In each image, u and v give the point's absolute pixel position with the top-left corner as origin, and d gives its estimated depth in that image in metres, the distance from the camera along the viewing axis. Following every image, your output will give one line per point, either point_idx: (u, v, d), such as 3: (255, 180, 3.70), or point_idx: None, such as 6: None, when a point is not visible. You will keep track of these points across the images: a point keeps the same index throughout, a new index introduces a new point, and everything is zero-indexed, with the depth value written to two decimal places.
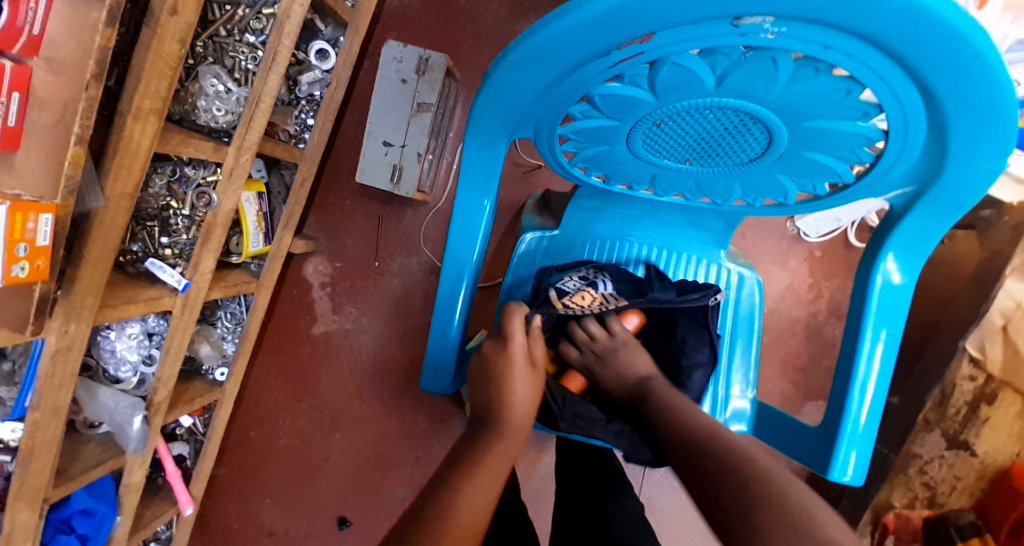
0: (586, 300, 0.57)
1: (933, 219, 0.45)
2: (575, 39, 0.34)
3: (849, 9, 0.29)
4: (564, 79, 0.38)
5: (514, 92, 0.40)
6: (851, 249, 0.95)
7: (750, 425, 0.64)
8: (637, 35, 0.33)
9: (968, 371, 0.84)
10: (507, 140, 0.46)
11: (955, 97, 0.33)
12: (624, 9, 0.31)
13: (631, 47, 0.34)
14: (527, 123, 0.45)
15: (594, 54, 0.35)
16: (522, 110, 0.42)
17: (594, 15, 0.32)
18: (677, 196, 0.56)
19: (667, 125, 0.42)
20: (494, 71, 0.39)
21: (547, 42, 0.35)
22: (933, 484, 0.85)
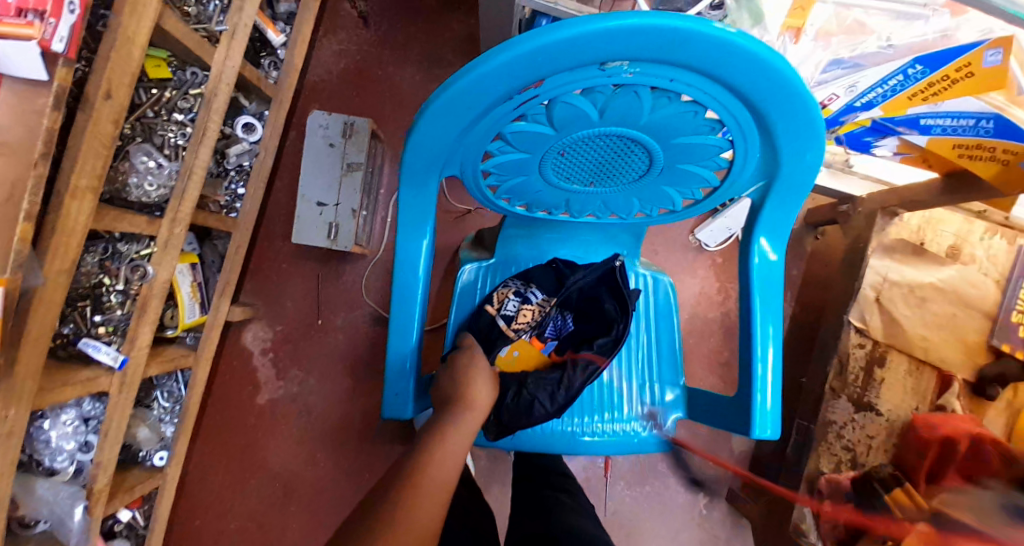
0: (529, 316, 0.65)
1: (785, 206, 0.56)
2: (483, 91, 0.42)
3: (680, 52, 0.38)
4: (479, 123, 0.46)
5: (437, 139, 0.47)
6: None
7: (683, 412, 0.72)
8: (531, 81, 0.41)
9: (857, 339, 0.97)
10: (436, 179, 0.52)
11: (773, 111, 0.44)
12: (517, 64, 0.39)
13: (530, 92, 0.43)
14: (452, 163, 0.52)
15: (501, 99, 0.43)
16: (447, 152, 0.49)
17: (494, 70, 0.40)
18: (590, 216, 0.65)
19: (569, 153, 0.51)
20: (418, 121, 0.46)
21: (460, 93, 0.42)
22: (852, 446, 0.95)
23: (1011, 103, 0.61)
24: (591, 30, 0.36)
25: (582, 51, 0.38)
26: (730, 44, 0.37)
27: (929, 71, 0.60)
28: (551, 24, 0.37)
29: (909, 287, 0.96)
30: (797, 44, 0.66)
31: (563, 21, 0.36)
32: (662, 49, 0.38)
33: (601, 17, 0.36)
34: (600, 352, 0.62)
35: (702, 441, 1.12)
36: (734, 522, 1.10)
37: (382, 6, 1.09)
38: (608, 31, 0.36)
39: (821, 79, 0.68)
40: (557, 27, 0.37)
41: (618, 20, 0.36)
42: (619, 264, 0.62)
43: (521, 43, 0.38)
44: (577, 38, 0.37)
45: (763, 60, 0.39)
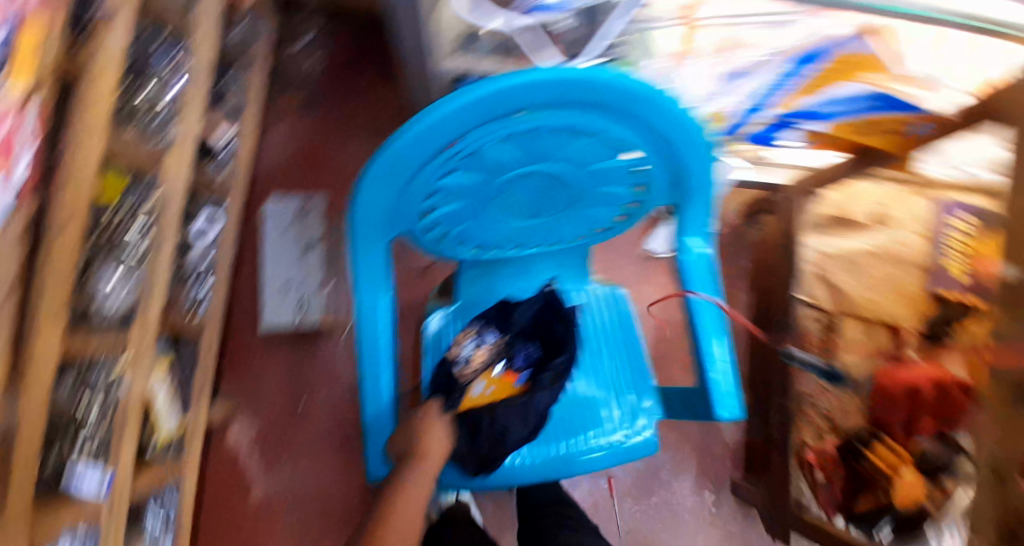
0: (481, 359, 0.69)
1: (703, 209, 0.62)
2: (410, 153, 0.46)
3: (577, 96, 0.44)
4: (413, 185, 0.51)
5: (376, 204, 0.51)
6: None
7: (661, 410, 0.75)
8: (452, 139, 0.46)
9: (811, 312, 1.08)
10: (385, 236, 0.56)
11: (669, 135, 0.50)
12: (436, 127, 0.44)
13: (453, 149, 0.48)
14: (396, 224, 0.56)
15: (429, 159, 0.48)
16: (391, 212, 0.53)
17: (419, 134, 0.44)
18: (535, 246, 0.70)
19: (501, 195, 0.56)
20: (359, 188, 0.49)
21: (392, 159, 0.46)
22: (830, 414, 1.02)
23: (886, 79, 0.70)
24: (492, 91, 0.42)
25: (493, 108, 0.43)
26: (618, 86, 0.44)
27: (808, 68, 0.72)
28: (458, 91, 0.42)
29: (845, 258, 1.09)
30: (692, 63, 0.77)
31: (467, 86, 0.42)
32: (561, 96, 0.44)
33: (499, 78, 0.41)
34: (559, 371, 0.68)
35: (696, 440, 1.16)
36: (743, 514, 1.13)
37: (316, 91, 1.16)
38: (507, 89, 0.42)
39: (723, 88, 0.79)
40: (466, 91, 0.42)
41: (519, 79, 0.41)
42: (553, 288, 0.72)
43: (439, 108, 0.42)
44: (482, 99, 0.42)
45: (647, 97, 0.45)
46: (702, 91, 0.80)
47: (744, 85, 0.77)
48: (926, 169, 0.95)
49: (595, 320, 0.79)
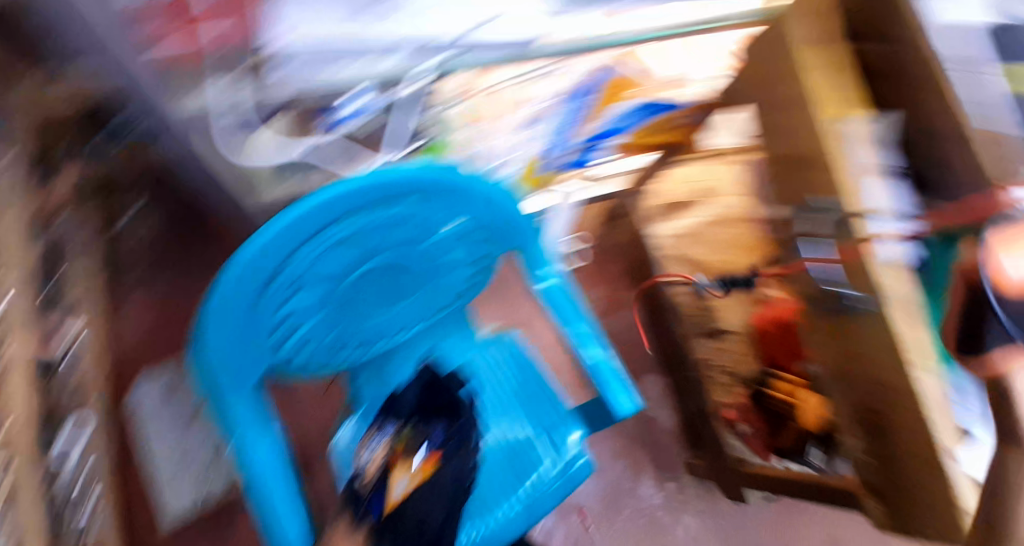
0: (378, 456, 0.78)
1: (532, 240, 0.76)
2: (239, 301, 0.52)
3: (372, 195, 0.54)
4: (258, 324, 0.56)
5: (228, 353, 0.54)
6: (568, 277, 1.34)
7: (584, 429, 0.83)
8: (275, 271, 0.53)
9: (681, 288, 1.19)
10: (254, 375, 0.60)
11: (468, 197, 0.63)
12: (256, 268, 0.50)
13: (282, 278, 0.54)
14: (259, 363, 0.60)
15: (263, 296, 0.54)
16: (247, 353, 0.57)
17: (243, 275, 0.50)
18: (405, 326, 0.80)
19: (351, 295, 0.65)
20: (203, 345, 0.52)
21: (228, 307, 0.50)
22: (728, 368, 1.14)
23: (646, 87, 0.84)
24: (291, 220, 0.50)
25: (302, 228, 0.52)
26: (402, 175, 0.55)
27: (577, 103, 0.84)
28: (259, 232, 0.49)
29: (688, 233, 1.16)
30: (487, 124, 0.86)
31: (267, 226, 0.49)
32: (358, 199, 0.54)
33: (291, 209, 0.50)
34: (458, 431, 0.81)
35: (642, 439, 1.29)
36: (700, 485, 1.26)
37: (160, 253, 1.15)
38: (302, 214, 0.50)
39: (521, 136, 0.90)
40: (271, 224, 0.49)
41: (315, 199, 0.50)
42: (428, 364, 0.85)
43: (253, 246, 0.49)
44: (285, 230, 0.50)
45: (422, 177, 0.56)
46: (505, 143, 0.92)
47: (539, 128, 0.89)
48: (717, 142, 1.07)
49: (491, 374, 0.91)
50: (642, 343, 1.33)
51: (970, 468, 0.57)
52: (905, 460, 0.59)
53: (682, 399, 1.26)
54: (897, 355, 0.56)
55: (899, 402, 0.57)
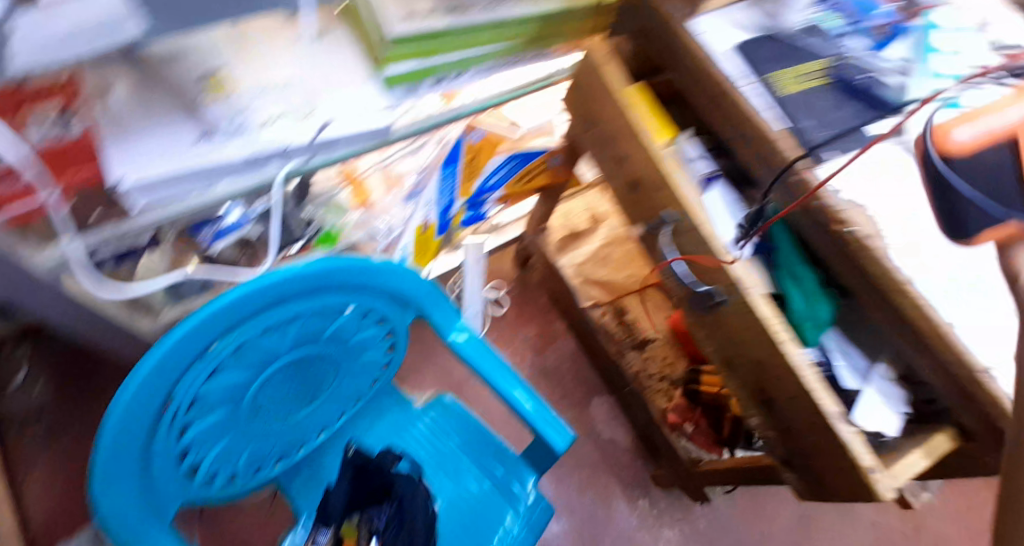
0: None
1: (438, 303, 0.77)
2: (125, 448, 0.52)
3: (246, 308, 0.56)
4: (152, 461, 0.56)
5: (127, 499, 0.54)
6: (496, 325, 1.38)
7: (536, 473, 0.87)
8: (157, 407, 0.53)
9: (598, 310, 1.27)
10: (161, 510, 0.60)
11: (353, 282, 0.65)
12: (131, 414, 0.50)
13: (166, 412, 0.55)
14: (164, 497, 0.60)
15: (151, 433, 0.54)
16: (147, 491, 0.57)
17: (123, 423, 0.50)
18: (331, 415, 0.80)
19: (256, 404, 0.65)
20: (98, 501, 0.51)
21: (113, 457, 0.50)
22: (661, 376, 1.20)
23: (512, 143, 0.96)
24: (156, 360, 0.50)
25: (178, 359, 0.52)
26: (273, 281, 0.56)
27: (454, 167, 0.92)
28: (127, 377, 0.49)
29: (592, 257, 1.28)
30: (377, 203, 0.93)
31: (132, 370, 0.49)
32: (231, 316, 0.55)
33: (158, 346, 0.50)
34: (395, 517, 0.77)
35: (605, 465, 1.29)
36: (669, 494, 1.28)
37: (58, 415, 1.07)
38: (173, 345, 0.51)
39: (410, 206, 0.95)
40: (141, 365, 0.49)
41: (183, 329, 0.51)
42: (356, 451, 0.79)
43: (126, 392, 0.49)
44: (155, 368, 0.50)
45: (294, 276, 0.58)
46: (396, 217, 0.96)
47: (423, 197, 0.93)
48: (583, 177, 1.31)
49: (427, 442, 0.91)
50: (581, 372, 1.37)
51: (856, 415, 0.63)
52: (804, 431, 0.62)
53: (630, 413, 1.29)
54: (770, 335, 0.60)
55: (782, 379, 0.61)
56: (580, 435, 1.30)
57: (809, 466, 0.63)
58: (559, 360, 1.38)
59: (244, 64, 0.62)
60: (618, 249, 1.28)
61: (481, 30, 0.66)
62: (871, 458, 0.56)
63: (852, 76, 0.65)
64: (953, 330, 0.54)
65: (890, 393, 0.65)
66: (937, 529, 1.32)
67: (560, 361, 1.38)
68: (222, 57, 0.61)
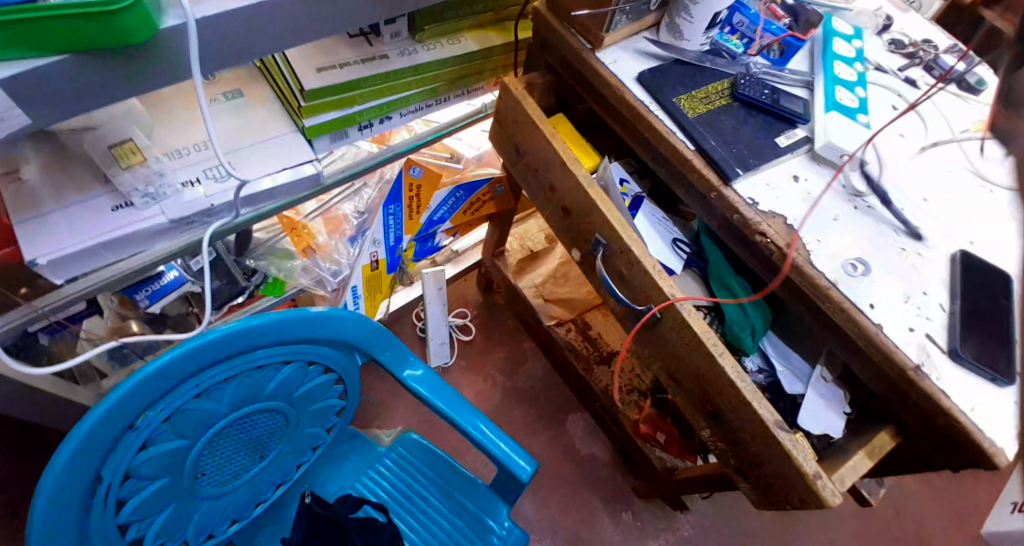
0: None
1: (386, 342, 0.77)
2: (54, 535, 0.50)
3: (174, 375, 0.55)
4: (87, 541, 0.55)
5: None
6: (464, 350, 1.38)
7: (508, 504, 0.87)
8: (87, 486, 0.52)
9: (562, 327, 1.26)
10: None
11: (291, 334, 0.64)
12: (57, 497, 0.49)
13: (98, 490, 0.53)
14: None
15: (82, 512, 0.53)
16: None
17: (46, 510, 0.48)
18: (290, 465, 0.79)
19: (200, 467, 0.64)
20: None
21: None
22: (631, 388, 1.20)
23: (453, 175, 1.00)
24: (78, 440, 0.49)
25: (103, 437, 0.51)
26: (200, 346, 0.55)
27: (397, 204, 0.93)
28: (47, 464, 0.48)
29: (552, 275, 1.29)
30: (322, 248, 0.95)
31: (53, 453, 0.48)
32: (159, 385, 0.54)
33: (78, 427, 0.49)
34: None
35: (585, 481, 1.27)
36: (651, 504, 1.27)
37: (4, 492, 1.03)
38: (96, 424, 0.50)
39: (354, 248, 0.98)
40: (60, 450, 0.48)
41: (105, 406, 0.50)
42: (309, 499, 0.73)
43: (45, 479, 0.48)
44: (77, 450, 0.49)
45: (223, 337, 0.57)
46: (343, 258, 0.97)
47: (367, 237, 0.95)
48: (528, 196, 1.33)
49: (393, 483, 0.90)
50: (554, 391, 1.37)
51: (800, 419, 0.63)
52: (750, 442, 0.60)
53: (604, 425, 1.28)
54: (706, 347, 0.59)
55: (724, 391, 0.60)
56: (557, 454, 1.30)
57: (761, 476, 0.62)
58: (531, 381, 1.38)
59: (149, 133, 0.63)
60: (573, 267, 1.29)
61: (397, 76, 0.72)
62: (815, 465, 0.54)
63: (757, 94, 0.68)
64: (879, 331, 0.54)
65: (831, 394, 0.66)
66: (916, 511, 1.34)
67: (532, 382, 1.37)
68: (132, 127, 0.62)
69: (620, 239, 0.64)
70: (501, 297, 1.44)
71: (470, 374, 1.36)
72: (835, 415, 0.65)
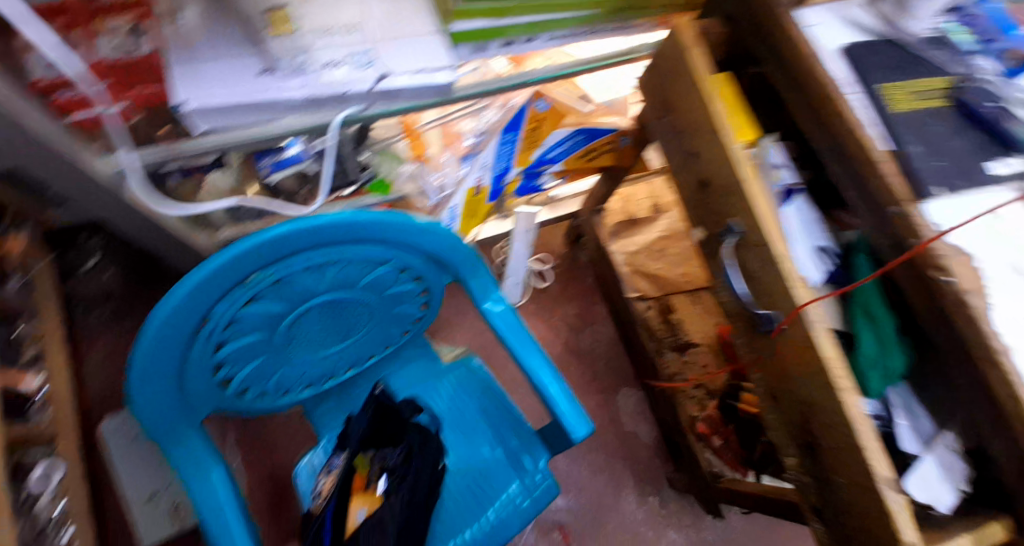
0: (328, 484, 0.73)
1: (476, 270, 0.76)
2: (163, 355, 0.56)
3: (288, 246, 0.56)
4: (188, 369, 0.60)
5: (159, 395, 0.59)
6: (536, 295, 1.37)
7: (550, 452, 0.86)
8: (195, 323, 0.56)
9: (643, 303, 1.21)
10: (192, 414, 0.66)
11: (397, 237, 0.64)
12: (169, 325, 0.53)
13: (204, 329, 0.57)
14: (198, 400, 0.66)
15: (188, 344, 0.58)
16: (180, 393, 0.62)
17: (160, 333, 0.53)
18: (363, 355, 0.83)
19: (291, 334, 0.68)
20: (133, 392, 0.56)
21: (149, 359, 0.54)
22: (700, 383, 1.13)
23: (584, 117, 0.91)
24: (196, 281, 0.51)
25: (217, 284, 0.54)
26: (315, 226, 0.56)
27: (516, 132, 0.88)
28: (167, 294, 0.51)
29: (647, 248, 1.22)
30: (431, 160, 0.95)
31: (174, 286, 0.51)
32: (273, 251, 0.56)
33: (198, 270, 0.52)
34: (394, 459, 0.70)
35: (621, 454, 1.26)
36: (684, 498, 1.25)
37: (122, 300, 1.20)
38: (212, 272, 0.52)
39: (461, 170, 0.95)
40: (181, 285, 0.52)
41: (224, 258, 0.52)
42: (378, 389, 0.74)
43: (164, 307, 0.51)
44: (193, 290, 0.52)
45: (338, 223, 0.57)
46: (450, 174, 0.96)
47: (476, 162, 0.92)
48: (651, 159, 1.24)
49: (448, 401, 0.92)
50: (615, 360, 1.34)
51: (905, 483, 0.57)
52: (842, 487, 0.54)
53: (657, 409, 1.24)
54: (828, 376, 0.52)
55: (830, 424, 0.54)
56: (602, 420, 1.28)
57: (843, 525, 0.56)
58: (595, 343, 1.35)
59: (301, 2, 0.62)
60: (673, 244, 1.20)
61: None
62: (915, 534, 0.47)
63: (980, 101, 0.55)
64: None
65: (952, 466, 0.58)
66: None
67: (595, 345, 1.35)
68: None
69: (760, 233, 0.56)
70: (587, 254, 1.39)
71: (536, 319, 1.35)
72: (948, 491, 0.57)
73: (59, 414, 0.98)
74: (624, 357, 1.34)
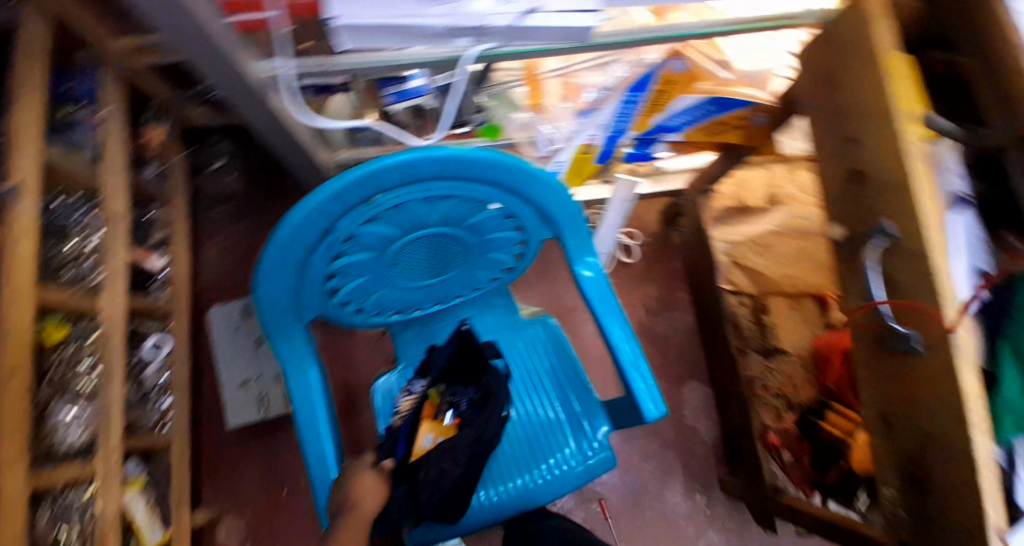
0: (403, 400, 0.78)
1: (579, 229, 0.74)
2: (289, 254, 0.59)
3: (414, 174, 0.57)
4: (306, 273, 0.64)
5: (279, 290, 0.64)
6: (619, 269, 1.33)
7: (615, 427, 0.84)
8: (320, 232, 0.59)
9: (736, 299, 1.15)
10: (301, 315, 0.71)
11: (514, 183, 0.63)
12: (300, 227, 0.57)
13: (327, 239, 0.60)
14: (308, 304, 0.70)
15: (310, 250, 0.61)
16: (296, 294, 0.67)
17: (291, 233, 0.57)
18: (452, 293, 0.85)
19: (397, 259, 0.70)
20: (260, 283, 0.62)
21: (278, 255, 0.59)
22: (781, 392, 1.07)
23: (717, 87, 0.82)
24: (331, 191, 0.54)
25: (347, 199, 0.56)
26: (444, 158, 0.56)
27: (643, 92, 0.82)
28: (304, 199, 0.54)
29: (751, 241, 1.16)
30: (547, 111, 0.92)
31: (311, 192, 0.54)
32: (400, 176, 0.57)
33: (334, 181, 0.54)
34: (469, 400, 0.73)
35: (676, 444, 1.23)
36: (733, 504, 1.20)
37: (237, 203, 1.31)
38: (346, 185, 0.54)
39: (575, 127, 0.91)
40: (317, 192, 0.54)
41: (358, 174, 0.54)
42: (465, 326, 0.76)
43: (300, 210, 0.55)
44: (326, 199, 0.55)
45: (464, 159, 0.57)
46: (562, 128, 0.92)
47: (592, 119, 0.88)
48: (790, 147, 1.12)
49: (522, 353, 0.93)
50: (688, 351, 1.29)
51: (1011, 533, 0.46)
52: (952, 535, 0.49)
53: (725, 408, 1.18)
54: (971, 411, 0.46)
55: (954, 463, 0.48)
56: None
57: None
58: (671, 329, 1.30)
59: None
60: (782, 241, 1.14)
61: None
62: None
63: None
64: None
65: None
66: None
67: (671, 331, 1.30)
68: None
69: (921, 239, 0.49)
70: (681, 237, 1.32)
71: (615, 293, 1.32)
72: None
73: (175, 293, 1.10)
74: (699, 349, 1.29)
